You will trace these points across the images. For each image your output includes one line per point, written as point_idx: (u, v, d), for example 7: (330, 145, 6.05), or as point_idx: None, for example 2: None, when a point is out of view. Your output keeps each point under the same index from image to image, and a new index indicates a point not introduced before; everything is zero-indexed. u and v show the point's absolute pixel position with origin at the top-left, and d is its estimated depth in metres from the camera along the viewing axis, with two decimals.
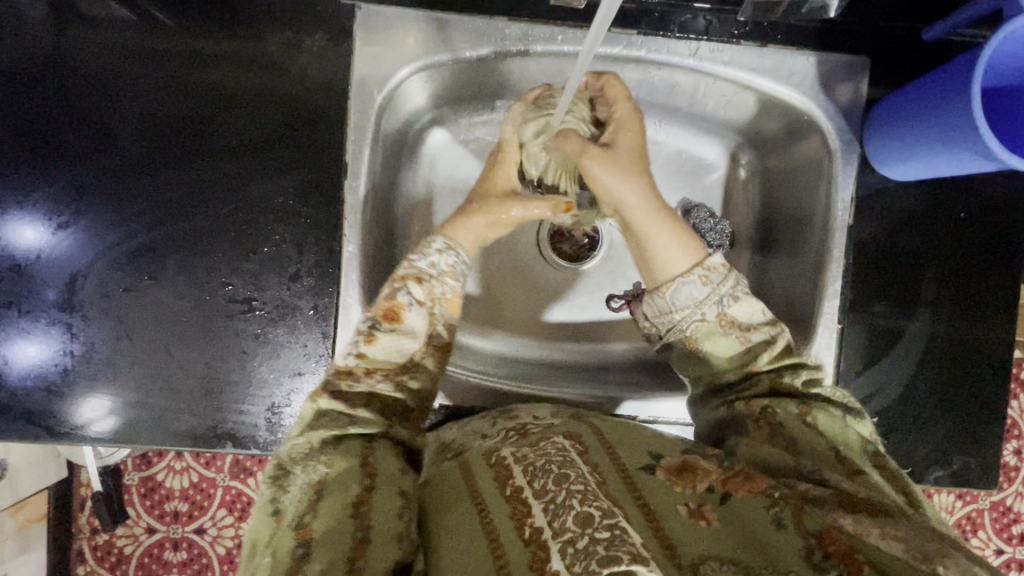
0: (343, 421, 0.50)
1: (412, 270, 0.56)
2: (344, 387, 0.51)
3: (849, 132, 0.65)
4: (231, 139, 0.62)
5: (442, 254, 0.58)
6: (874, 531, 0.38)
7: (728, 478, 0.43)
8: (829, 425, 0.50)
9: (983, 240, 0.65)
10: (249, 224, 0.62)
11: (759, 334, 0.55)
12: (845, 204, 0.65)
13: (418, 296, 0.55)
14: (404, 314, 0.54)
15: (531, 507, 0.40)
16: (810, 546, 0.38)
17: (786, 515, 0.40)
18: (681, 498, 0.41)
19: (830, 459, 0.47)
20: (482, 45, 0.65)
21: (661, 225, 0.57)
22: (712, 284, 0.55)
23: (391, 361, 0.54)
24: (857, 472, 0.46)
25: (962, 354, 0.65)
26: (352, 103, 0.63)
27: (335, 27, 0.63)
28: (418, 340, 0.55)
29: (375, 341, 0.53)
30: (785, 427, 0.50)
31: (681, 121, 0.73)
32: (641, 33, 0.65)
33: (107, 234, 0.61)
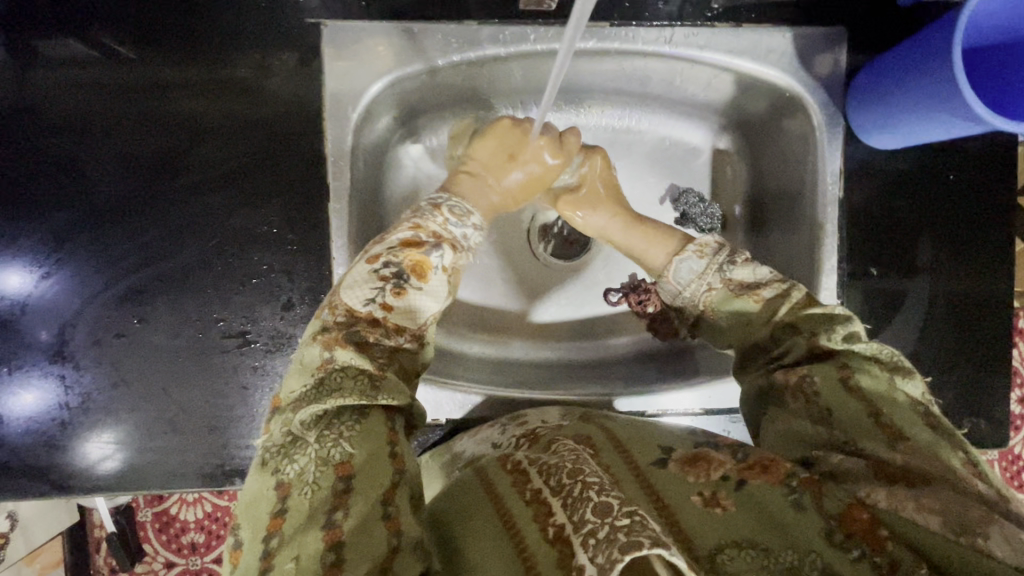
0: (366, 386, 0.47)
1: (450, 235, 0.56)
2: (369, 340, 0.49)
3: (833, 104, 0.65)
4: (209, 171, 0.61)
5: (477, 230, 0.59)
6: (909, 505, 0.36)
7: (743, 468, 0.39)
8: (869, 382, 0.44)
9: (976, 200, 0.65)
10: (235, 256, 0.61)
11: (769, 291, 0.53)
12: (834, 175, 0.65)
13: (447, 261, 0.54)
14: (431, 275, 0.52)
15: (552, 505, 0.38)
16: (830, 528, 0.35)
17: (808, 500, 0.37)
18: (695, 487, 0.38)
19: (865, 426, 0.42)
20: (455, 51, 0.64)
21: (638, 233, 0.65)
22: (708, 256, 0.57)
23: (414, 319, 0.52)
24: (899, 437, 0.40)
25: (965, 314, 0.65)
26: (327, 122, 0.62)
27: (302, 48, 0.62)
28: (441, 303, 0.54)
29: (403, 295, 0.51)
30: (817, 394, 0.45)
31: (662, 108, 0.74)
32: (613, 25, 0.64)
33: (93, 279, 0.60)
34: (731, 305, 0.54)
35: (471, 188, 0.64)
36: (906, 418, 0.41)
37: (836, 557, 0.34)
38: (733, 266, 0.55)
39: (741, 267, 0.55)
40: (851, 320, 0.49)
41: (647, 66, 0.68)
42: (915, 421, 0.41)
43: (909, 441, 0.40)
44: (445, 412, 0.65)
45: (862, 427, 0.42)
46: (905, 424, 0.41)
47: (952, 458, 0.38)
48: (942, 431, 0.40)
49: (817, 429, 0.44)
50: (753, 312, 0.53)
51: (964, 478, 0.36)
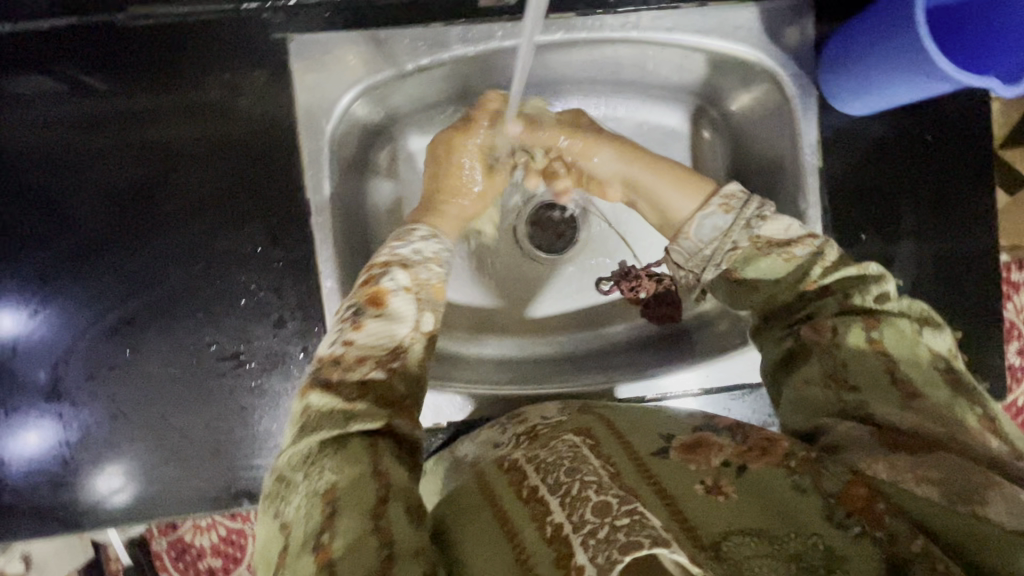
0: (340, 418, 0.45)
1: (399, 257, 0.55)
2: (334, 379, 0.48)
3: (804, 77, 0.65)
4: (188, 195, 0.61)
5: (425, 241, 0.58)
6: (909, 476, 0.37)
7: (743, 451, 0.40)
8: (894, 343, 0.43)
9: (955, 158, 0.65)
10: (223, 278, 0.61)
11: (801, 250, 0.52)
12: (812, 145, 0.65)
13: (403, 281, 0.53)
14: (389, 299, 0.52)
15: (549, 504, 0.38)
16: (830, 505, 0.36)
17: (807, 480, 0.37)
18: (697, 476, 0.38)
19: (884, 384, 0.42)
20: (423, 55, 0.64)
21: (660, 178, 0.60)
22: (734, 209, 0.55)
23: (380, 346, 0.50)
24: (913, 396, 0.40)
25: (952, 272, 0.65)
26: (303, 135, 0.62)
27: (271, 65, 0.62)
28: (407, 323, 0.52)
29: (362, 327, 0.50)
30: (839, 348, 0.45)
31: (637, 92, 0.75)
32: (580, 15, 0.64)
33: (83, 313, 0.60)
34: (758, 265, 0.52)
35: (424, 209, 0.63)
36: (927, 381, 0.41)
37: (836, 536, 0.34)
38: (762, 219, 0.53)
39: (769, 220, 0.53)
40: (882, 280, 0.49)
41: (617, 53, 0.68)
42: (935, 380, 0.41)
43: (923, 399, 0.40)
44: (447, 415, 0.66)
45: (876, 388, 0.42)
46: (923, 384, 0.41)
47: (967, 414, 0.39)
48: (963, 387, 0.40)
49: (828, 392, 0.44)
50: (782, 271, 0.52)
51: (977, 435, 0.38)
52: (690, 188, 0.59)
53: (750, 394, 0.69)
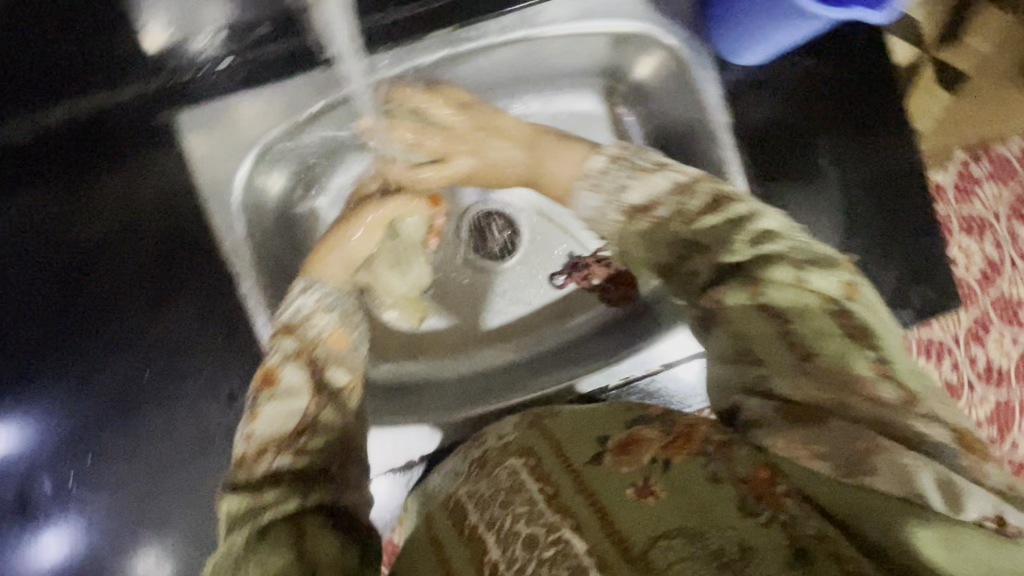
0: (256, 514, 0.46)
1: (282, 324, 0.57)
2: (243, 478, 0.49)
3: (693, 37, 0.65)
4: (112, 293, 0.60)
5: (305, 295, 0.59)
6: (802, 451, 0.37)
7: (669, 444, 0.40)
8: (780, 296, 0.44)
9: (862, 86, 0.65)
10: (165, 368, 0.61)
11: (664, 209, 0.54)
12: (717, 103, 0.65)
13: (289, 349, 0.55)
14: (279, 374, 0.53)
15: (485, 541, 0.39)
16: (741, 493, 0.36)
17: (721, 468, 0.38)
18: (627, 480, 0.39)
19: (780, 351, 0.41)
20: (315, 101, 0.63)
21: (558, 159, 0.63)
22: (603, 188, 0.59)
23: (282, 428, 0.51)
24: (808, 356, 0.40)
25: (881, 198, 0.65)
26: (211, 206, 0.62)
27: (164, 145, 0.61)
28: (303, 394, 0.53)
29: (259, 415, 0.52)
30: (731, 323, 0.45)
31: (544, 87, 0.74)
32: (461, 27, 0.63)
33: (49, 421, 0.58)
34: (631, 232, 0.56)
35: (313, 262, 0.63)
36: (816, 335, 0.41)
37: (746, 524, 0.34)
38: (626, 189, 0.57)
39: (637, 189, 0.56)
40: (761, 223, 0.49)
41: (507, 55, 0.67)
42: (826, 332, 0.41)
43: (817, 359, 0.40)
44: (417, 449, 0.66)
45: (775, 356, 0.41)
46: (812, 340, 0.41)
47: (859, 364, 0.39)
48: (853, 331, 0.41)
49: (729, 367, 0.43)
50: (655, 232, 0.54)
51: (873, 387, 0.38)
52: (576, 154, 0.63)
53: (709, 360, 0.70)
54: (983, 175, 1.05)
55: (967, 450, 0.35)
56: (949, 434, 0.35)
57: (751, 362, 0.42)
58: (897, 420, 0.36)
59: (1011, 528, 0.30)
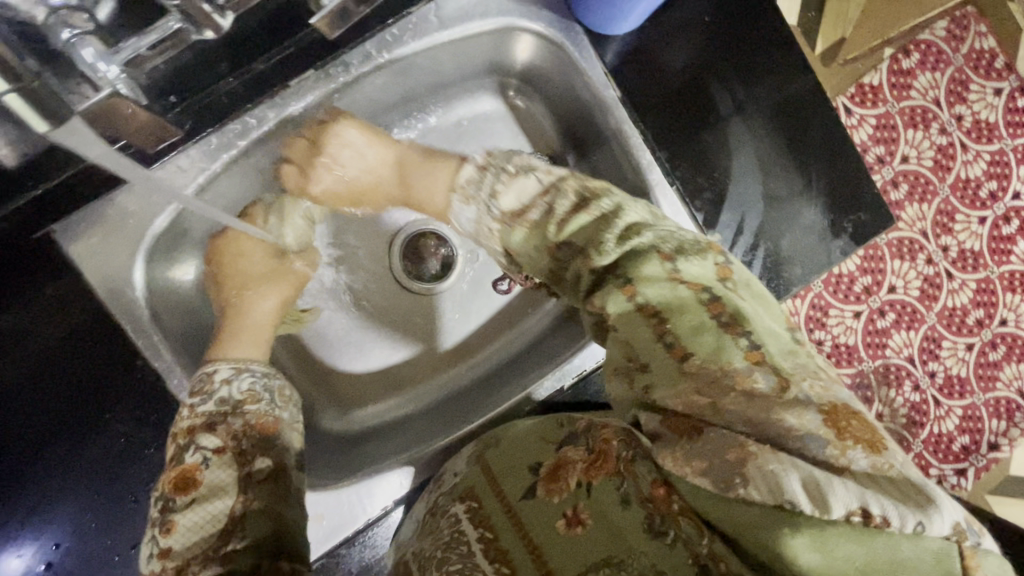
0: None
1: (201, 417, 0.52)
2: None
3: (560, 20, 0.63)
4: (35, 428, 0.57)
5: (228, 383, 0.55)
6: (686, 469, 0.37)
7: (590, 465, 0.43)
8: (656, 292, 0.44)
9: (738, 26, 0.64)
10: (107, 488, 0.58)
11: (536, 210, 0.54)
12: (604, 81, 0.63)
13: (211, 446, 0.51)
14: (200, 475, 0.49)
15: None
16: (649, 513, 0.39)
17: (631, 489, 0.40)
18: (557, 511, 0.42)
19: (660, 356, 0.42)
20: (188, 181, 0.60)
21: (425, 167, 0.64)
22: (473, 197, 0.58)
23: (206, 531, 0.47)
24: (686, 357, 0.41)
25: (786, 130, 0.64)
26: (115, 314, 0.59)
27: (43, 263, 0.58)
28: (229, 491, 0.49)
29: (177, 524, 0.47)
30: (619, 331, 0.45)
31: (435, 99, 0.73)
32: (318, 66, 0.60)
33: (50, 539, 0.57)
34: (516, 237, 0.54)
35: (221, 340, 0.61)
36: (696, 328, 0.42)
37: (650, 544, 0.38)
38: (495, 198, 0.56)
39: (505, 198, 0.55)
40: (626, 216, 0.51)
41: (382, 80, 0.65)
42: (702, 325, 0.42)
43: (693, 360, 0.40)
44: (388, 497, 0.64)
45: (662, 363, 0.42)
46: (689, 338, 0.41)
47: (735, 356, 0.40)
48: (726, 319, 0.41)
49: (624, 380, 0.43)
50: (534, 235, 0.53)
51: (746, 379, 0.39)
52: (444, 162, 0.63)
53: None
54: (915, 66, 1.05)
55: (834, 439, 0.35)
56: (821, 418, 0.36)
57: (642, 369, 0.42)
58: (767, 416, 0.37)
59: (876, 519, 0.31)
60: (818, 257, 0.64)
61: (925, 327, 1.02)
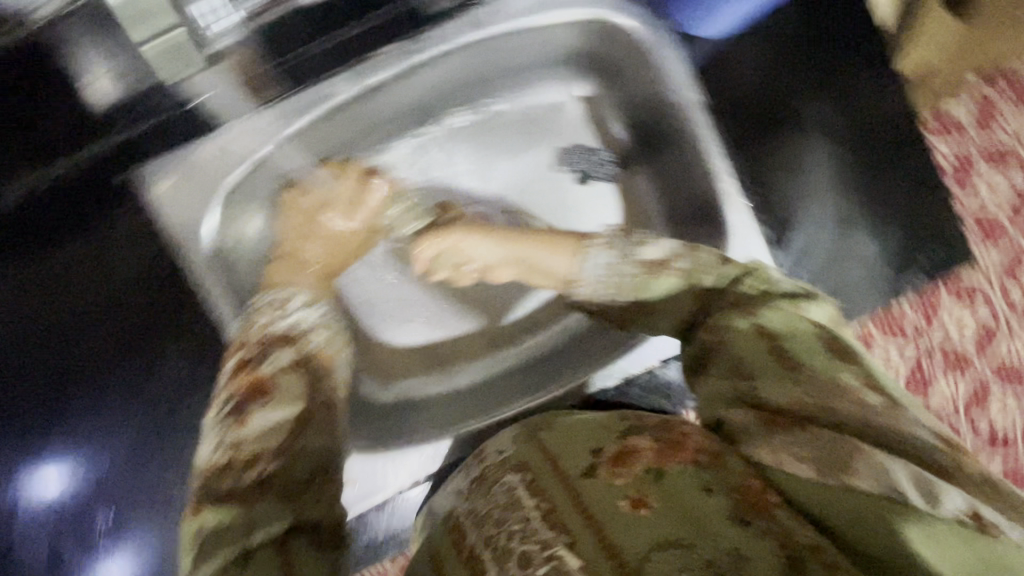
0: (236, 534, 0.40)
1: (277, 332, 0.54)
2: (226, 487, 0.43)
3: (653, 18, 0.62)
4: (105, 352, 0.61)
5: (306, 310, 0.58)
6: (793, 454, 0.36)
7: (661, 450, 0.39)
8: (776, 321, 0.41)
9: (835, 45, 0.63)
10: (167, 415, 0.62)
11: (681, 262, 0.49)
12: (688, 83, 0.61)
13: (286, 359, 0.51)
14: (272, 382, 0.49)
15: (484, 560, 0.38)
16: (735, 502, 0.35)
17: (717, 478, 0.36)
18: (621, 491, 0.37)
19: (767, 363, 0.40)
20: (265, 141, 0.62)
21: (536, 245, 0.55)
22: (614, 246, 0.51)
23: (270, 436, 0.45)
24: (795, 367, 0.39)
25: (870, 157, 0.62)
26: (185, 257, 0.62)
27: (129, 201, 0.61)
28: (297, 403, 0.48)
29: (247, 421, 0.46)
30: (726, 346, 0.42)
31: (511, 85, 0.72)
32: (410, 37, 0.62)
33: (98, 456, 0.61)
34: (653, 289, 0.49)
35: (286, 272, 0.63)
36: (808, 351, 0.39)
37: (740, 535, 0.33)
38: (641, 247, 0.50)
39: (662, 276, 0.48)
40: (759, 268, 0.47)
41: (467, 59, 0.66)
42: (813, 348, 0.39)
43: (805, 370, 0.39)
44: (419, 471, 0.65)
45: (769, 372, 0.39)
46: (805, 355, 0.39)
47: (847, 376, 0.38)
48: (839, 350, 0.40)
49: (723, 384, 0.41)
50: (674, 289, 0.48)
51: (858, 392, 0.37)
52: (561, 246, 0.54)
53: None
54: None
55: (948, 449, 0.35)
56: (934, 437, 0.35)
57: (746, 377, 0.40)
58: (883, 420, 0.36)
59: (988, 524, 0.31)
60: (880, 288, 0.63)
61: (975, 376, 0.89)
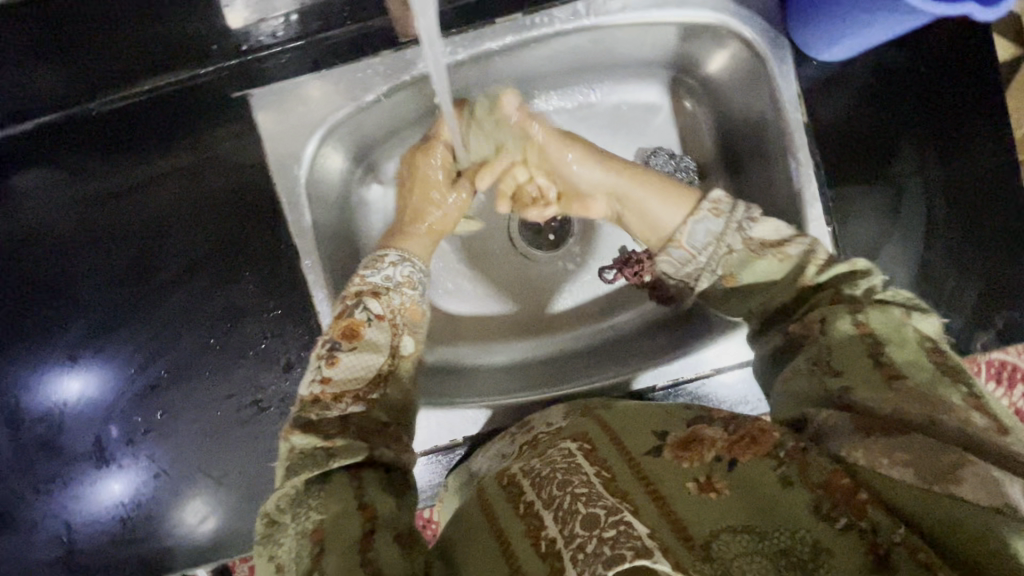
0: (322, 458, 0.48)
1: (370, 285, 0.57)
2: (314, 418, 0.51)
3: (771, 30, 0.62)
4: (184, 262, 0.64)
5: (396, 267, 0.59)
6: (886, 460, 0.37)
7: (734, 443, 0.41)
8: (881, 323, 0.44)
9: (955, 87, 0.61)
10: (228, 331, 0.64)
11: (794, 249, 0.52)
12: (793, 101, 0.62)
13: (376, 310, 0.56)
14: (363, 330, 0.55)
15: (543, 519, 0.40)
16: (818, 498, 0.37)
17: (794, 472, 0.39)
18: (689, 473, 0.41)
19: (865, 368, 0.42)
20: (374, 88, 0.65)
21: (647, 190, 0.57)
22: (723, 213, 0.55)
23: (359, 379, 0.54)
24: (895, 376, 0.41)
25: (968, 206, 0.61)
26: (279, 185, 0.64)
27: (239, 122, 0.64)
28: (382, 353, 0.55)
29: (337, 363, 0.53)
30: (827, 346, 0.45)
31: (609, 77, 0.73)
32: (525, 12, 0.63)
33: (127, 371, 0.64)
34: (753, 267, 0.53)
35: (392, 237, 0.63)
36: (910, 362, 0.41)
37: (823, 531, 0.36)
38: (753, 222, 0.54)
39: (762, 258, 0.52)
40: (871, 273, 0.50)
41: (574, 43, 0.67)
42: (919, 361, 0.41)
43: (905, 381, 0.40)
44: (459, 431, 0.67)
45: (860, 372, 0.42)
46: (904, 366, 0.41)
47: (951, 394, 0.39)
48: (947, 366, 0.41)
49: (813, 382, 0.44)
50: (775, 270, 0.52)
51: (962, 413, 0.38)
52: (681, 198, 0.57)
53: None
54: None
55: None
56: None
57: (834, 373, 0.43)
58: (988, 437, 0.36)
59: None
60: (954, 341, 0.61)
61: None
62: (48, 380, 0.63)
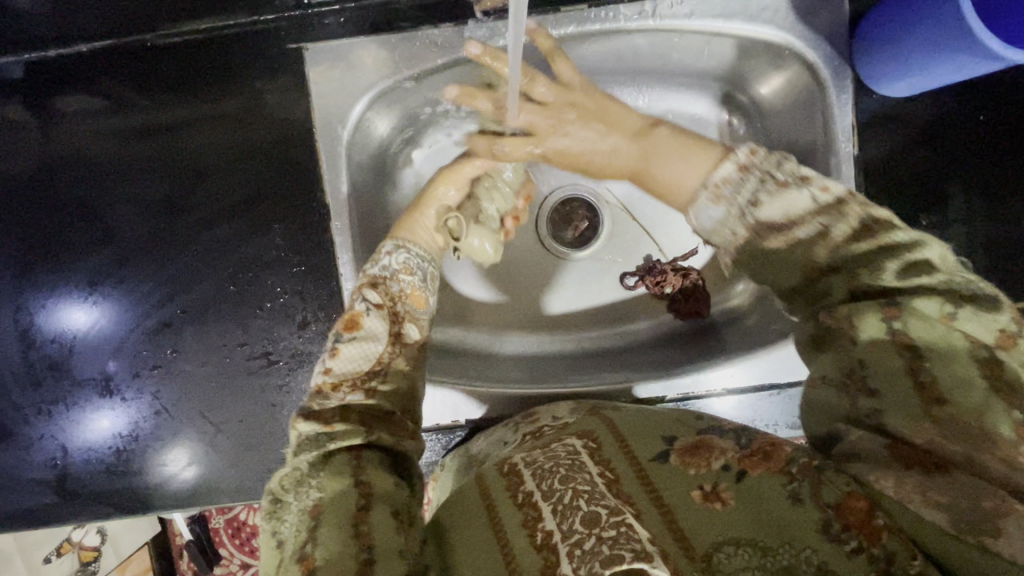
0: (321, 441, 0.49)
1: (369, 277, 0.59)
2: (317, 407, 0.51)
3: (836, 57, 0.61)
4: (214, 205, 0.64)
5: (392, 255, 0.60)
6: (917, 497, 0.37)
7: (747, 457, 0.42)
8: (922, 331, 0.41)
9: (1013, 139, 0.61)
10: (249, 280, 0.64)
11: (805, 231, 0.48)
12: (846, 132, 0.61)
13: (374, 300, 0.57)
14: (363, 320, 0.56)
15: (541, 511, 0.40)
16: (827, 519, 0.37)
17: (806, 489, 0.39)
18: (696, 481, 0.41)
19: (902, 387, 0.40)
20: (432, 58, 0.64)
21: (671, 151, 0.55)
22: (725, 197, 0.50)
23: (359, 368, 0.54)
24: (938, 401, 0.39)
25: (1009, 261, 0.60)
26: (320, 142, 0.64)
27: (290, 74, 0.64)
28: (382, 341, 0.56)
29: (339, 353, 0.54)
30: (861, 362, 0.42)
31: (660, 83, 0.71)
32: (591, 6, 0.63)
33: (138, 307, 0.64)
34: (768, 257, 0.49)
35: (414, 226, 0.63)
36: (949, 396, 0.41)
37: (832, 551, 0.36)
38: (758, 204, 0.49)
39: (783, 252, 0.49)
40: (920, 247, 0.44)
41: (634, 43, 0.66)
42: (970, 379, 0.38)
43: (949, 405, 0.38)
44: (463, 412, 0.67)
45: (897, 397, 0.40)
46: (950, 388, 0.39)
47: (1000, 423, 0.37)
48: (1001, 387, 0.38)
49: (840, 397, 0.43)
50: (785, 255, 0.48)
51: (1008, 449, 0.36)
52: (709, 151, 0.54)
53: (778, 394, 0.67)
54: None
55: None
56: None
57: (867, 392, 0.41)
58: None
59: None
60: None
61: None
62: (57, 307, 0.63)
